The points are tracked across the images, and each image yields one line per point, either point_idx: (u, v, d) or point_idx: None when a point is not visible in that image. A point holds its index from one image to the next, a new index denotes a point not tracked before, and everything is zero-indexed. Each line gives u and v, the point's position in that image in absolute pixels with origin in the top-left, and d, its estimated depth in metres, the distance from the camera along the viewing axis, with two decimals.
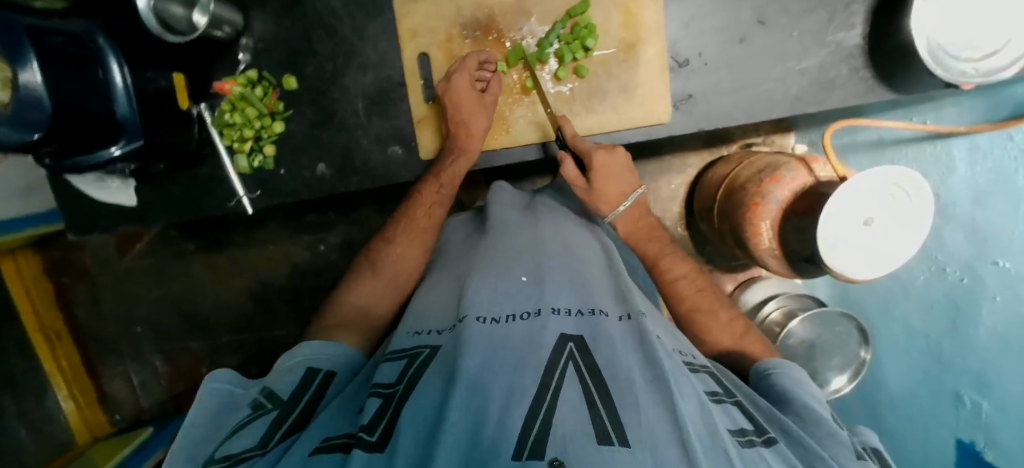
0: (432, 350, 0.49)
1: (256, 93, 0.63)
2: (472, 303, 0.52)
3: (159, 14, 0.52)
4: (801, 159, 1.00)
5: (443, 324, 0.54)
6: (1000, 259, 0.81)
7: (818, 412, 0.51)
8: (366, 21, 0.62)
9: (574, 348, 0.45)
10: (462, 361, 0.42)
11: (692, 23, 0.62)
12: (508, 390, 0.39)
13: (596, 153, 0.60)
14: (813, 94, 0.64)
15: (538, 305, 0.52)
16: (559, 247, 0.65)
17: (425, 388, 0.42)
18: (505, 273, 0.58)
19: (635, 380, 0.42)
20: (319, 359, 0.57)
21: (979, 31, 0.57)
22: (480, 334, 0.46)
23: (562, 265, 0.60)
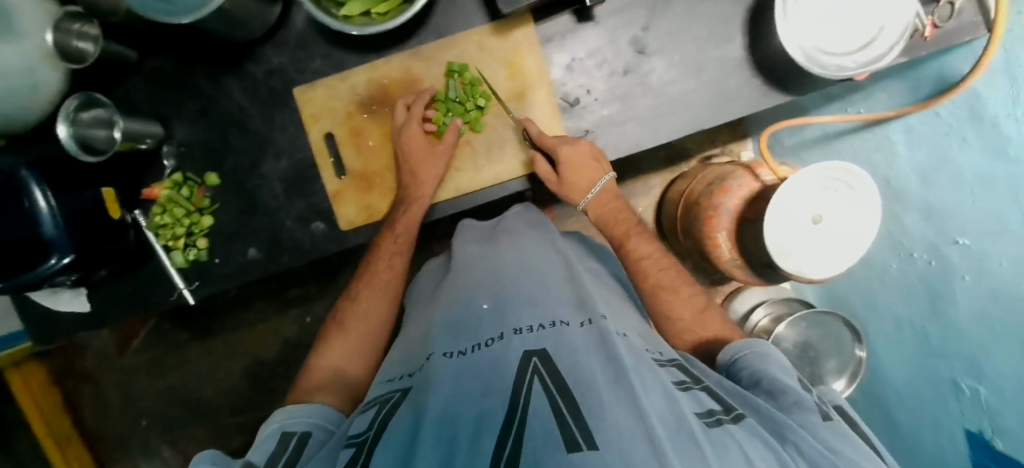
0: (403, 392, 0.45)
1: (182, 194, 0.67)
2: (438, 340, 0.50)
3: (80, 137, 0.59)
4: (744, 167, 0.99)
5: (414, 364, 0.50)
6: (959, 237, 0.76)
7: (785, 383, 0.47)
8: (274, 112, 0.66)
9: (540, 362, 0.41)
10: (428, 399, 0.39)
11: (574, 63, 0.64)
12: (477, 417, 0.36)
13: (561, 147, 0.61)
14: (709, 110, 0.64)
15: (501, 330, 0.48)
16: (524, 265, 0.60)
17: (396, 423, 0.39)
18: (466, 303, 0.54)
19: (598, 378, 0.38)
20: (294, 420, 0.50)
21: (851, 25, 0.58)
22: (445, 370, 0.43)
23: (527, 282, 0.56)
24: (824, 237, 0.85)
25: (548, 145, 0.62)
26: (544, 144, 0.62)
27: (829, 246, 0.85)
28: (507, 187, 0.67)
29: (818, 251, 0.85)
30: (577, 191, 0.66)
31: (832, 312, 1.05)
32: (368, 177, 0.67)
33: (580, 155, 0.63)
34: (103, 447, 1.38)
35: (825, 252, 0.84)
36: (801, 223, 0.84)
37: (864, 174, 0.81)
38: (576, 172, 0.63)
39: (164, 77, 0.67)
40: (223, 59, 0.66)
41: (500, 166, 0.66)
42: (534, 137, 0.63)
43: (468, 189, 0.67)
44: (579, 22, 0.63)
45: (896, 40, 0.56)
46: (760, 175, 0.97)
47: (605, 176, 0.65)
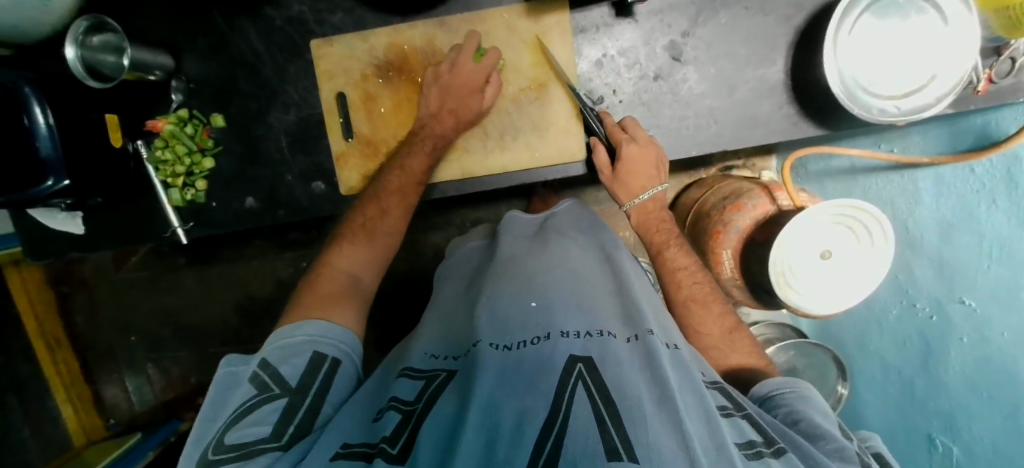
0: (449, 374, 0.45)
1: (186, 131, 0.65)
2: (485, 329, 0.47)
3: (89, 62, 0.57)
4: (762, 186, 0.93)
5: (460, 348, 0.49)
6: (965, 296, 0.75)
7: (825, 428, 0.43)
8: (288, 63, 0.64)
9: (584, 369, 0.38)
10: (473, 388, 0.38)
11: (605, 60, 0.61)
12: (518, 413, 0.35)
13: (627, 145, 0.58)
14: (735, 131, 0.62)
15: (547, 329, 0.45)
16: (570, 265, 0.56)
17: (439, 408, 0.38)
18: (511, 297, 0.51)
19: (642, 395, 0.36)
20: (325, 342, 0.49)
21: (901, 67, 0.54)
22: (490, 364, 0.41)
23: (576, 285, 0.53)
24: (833, 272, 0.82)
25: (615, 140, 0.59)
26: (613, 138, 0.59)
27: (841, 284, 0.82)
28: (515, 177, 0.65)
29: (830, 289, 0.82)
30: (630, 193, 0.62)
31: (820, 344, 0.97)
32: (372, 144, 0.64)
33: (644, 158, 0.59)
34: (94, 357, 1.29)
35: (835, 285, 0.82)
36: (810, 257, 0.81)
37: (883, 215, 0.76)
38: (632, 172, 0.60)
39: (179, 8, 0.64)
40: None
41: (510, 155, 0.63)
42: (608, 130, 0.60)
43: (473, 172, 0.64)
44: (616, 17, 0.60)
45: (944, 93, 0.53)
46: (778, 197, 0.90)
47: (660, 186, 0.61)
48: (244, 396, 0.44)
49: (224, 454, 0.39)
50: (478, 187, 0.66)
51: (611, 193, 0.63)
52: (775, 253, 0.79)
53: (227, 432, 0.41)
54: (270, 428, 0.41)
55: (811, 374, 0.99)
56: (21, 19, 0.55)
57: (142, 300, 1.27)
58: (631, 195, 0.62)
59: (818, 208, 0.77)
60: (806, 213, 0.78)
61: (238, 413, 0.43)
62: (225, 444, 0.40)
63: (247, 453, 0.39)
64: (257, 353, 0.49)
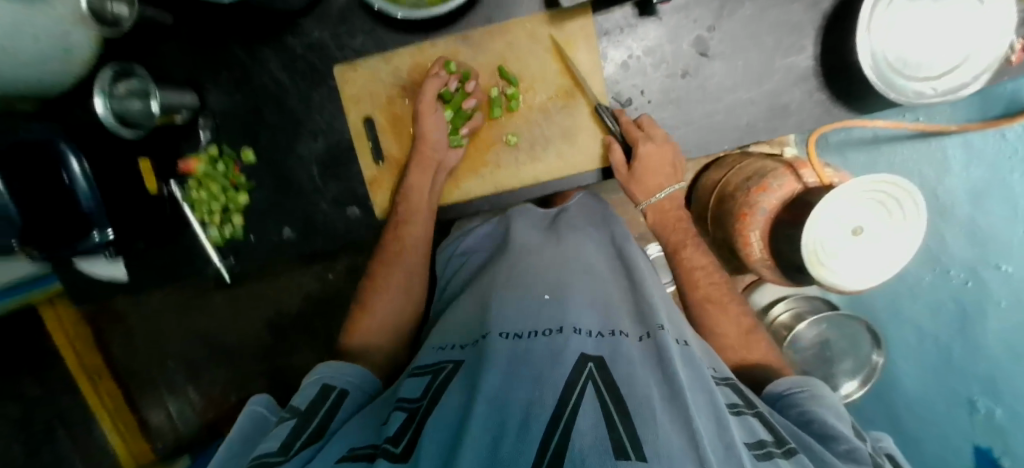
0: (455, 366, 0.43)
1: (218, 170, 0.66)
2: (498, 318, 0.45)
3: (121, 113, 0.57)
4: (788, 165, 0.90)
5: (467, 337, 0.48)
6: (1001, 262, 0.76)
7: (838, 428, 0.43)
8: (312, 91, 0.64)
9: (594, 368, 0.36)
10: (481, 381, 0.36)
11: (630, 62, 0.60)
12: (526, 406, 0.33)
13: (642, 144, 0.57)
14: (765, 122, 0.61)
15: (560, 322, 0.42)
16: (580, 260, 0.55)
17: (446, 403, 0.37)
18: (524, 290, 0.49)
19: (653, 395, 0.34)
20: (334, 375, 0.50)
21: (937, 45, 0.53)
22: (500, 354, 0.39)
23: (587, 279, 0.51)
24: (863, 248, 0.81)
25: (632, 139, 0.58)
26: (628, 135, 0.59)
27: (875, 258, 0.82)
28: (544, 187, 0.65)
29: (863, 264, 0.82)
30: (644, 191, 0.60)
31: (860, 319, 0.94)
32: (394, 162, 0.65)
33: (660, 155, 0.58)
34: (132, 385, 1.30)
35: (863, 261, 0.82)
36: (841, 232, 0.80)
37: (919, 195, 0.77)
38: (648, 171, 0.58)
39: (199, 45, 0.64)
40: (259, 30, 0.62)
41: (541, 166, 0.63)
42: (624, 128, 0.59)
43: (506, 185, 0.65)
44: (639, 16, 0.59)
45: (981, 71, 0.52)
46: (804, 175, 0.88)
47: (677, 184, 0.59)
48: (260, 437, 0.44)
49: None
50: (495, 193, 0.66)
51: (626, 191, 0.61)
52: (810, 229, 0.77)
53: None
54: (279, 441, 0.40)
55: (843, 346, 0.98)
56: (49, 70, 0.55)
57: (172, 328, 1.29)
58: (649, 193, 0.60)
59: (860, 180, 0.76)
60: (836, 193, 0.77)
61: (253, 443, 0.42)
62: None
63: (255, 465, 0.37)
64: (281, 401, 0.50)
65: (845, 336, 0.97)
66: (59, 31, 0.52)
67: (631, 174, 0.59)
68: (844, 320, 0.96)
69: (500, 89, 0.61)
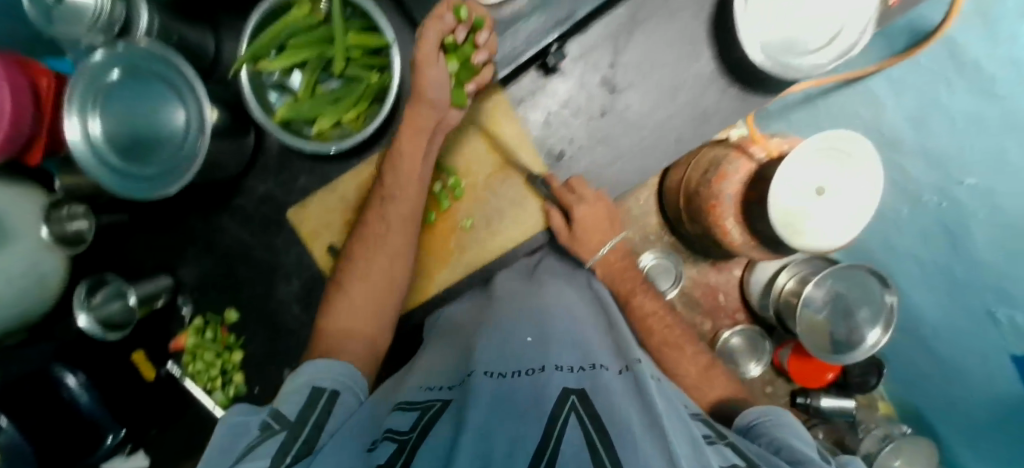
0: (443, 404, 0.44)
1: (208, 336, 0.68)
2: (481, 360, 0.48)
3: (103, 319, 0.60)
4: (737, 148, 0.95)
5: (454, 379, 0.49)
6: (965, 177, 0.77)
7: (805, 452, 0.42)
8: (274, 237, 0.67)
9: (577, 400, 0.38)
10: (467, 415, 0.38)
11: (551, 117, 0.64)
12: (513, 439, 0.34)
13: (578, 206, 0.61)
14: (692, 130, 0.64)
15: (543, 362, 0.45)
16: (557, 303, 0.58)
17: (437, 436, 0.37)
18: (509, 334, 0.52)
19: (634, 424, 0.35)
20: (324, 378, 0.48)
21: (812, 25, 0.58)
22: (483, 390, 0.41)
23: (562, 317, 0.54)
24: (830, 206, 0.84)
25: (567, 203, 0.61)
26: (563, 201, 0.62)
27: (842, 214, 0.84)
28: (511, 257, 0.67)
29: (827, 223, 0.83)
30: (588, 249, 0.64)
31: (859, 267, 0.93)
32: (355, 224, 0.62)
33: (596, 214, 0.62)
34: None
35: (830, 220, 0.83)
36: (800, 196, 0.83)
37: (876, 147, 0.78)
38: (586, 229, 0.62)
39: (162, 229, 0.68)
40: (211, 199, 0.66)
41: (502, 238, 0.65)
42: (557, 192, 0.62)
43: (475, 266, 0.66)
44: (546, 75, 0.63)
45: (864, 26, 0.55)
46: (754, 153, 0.93)
47: (614, 237, 0.64)
48: (243, 443, 0.40)
49: None
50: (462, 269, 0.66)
51: (571, 250, 0.65)
52: (773, 191, 0.80)
53: None
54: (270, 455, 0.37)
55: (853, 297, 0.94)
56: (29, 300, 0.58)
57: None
58: (592, 247, 0.65)
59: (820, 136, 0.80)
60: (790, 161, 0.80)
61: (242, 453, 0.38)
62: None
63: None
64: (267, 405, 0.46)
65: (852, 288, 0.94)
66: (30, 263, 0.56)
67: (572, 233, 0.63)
68: (846, 270, 0.94)
69: (441, 186, 0.65)
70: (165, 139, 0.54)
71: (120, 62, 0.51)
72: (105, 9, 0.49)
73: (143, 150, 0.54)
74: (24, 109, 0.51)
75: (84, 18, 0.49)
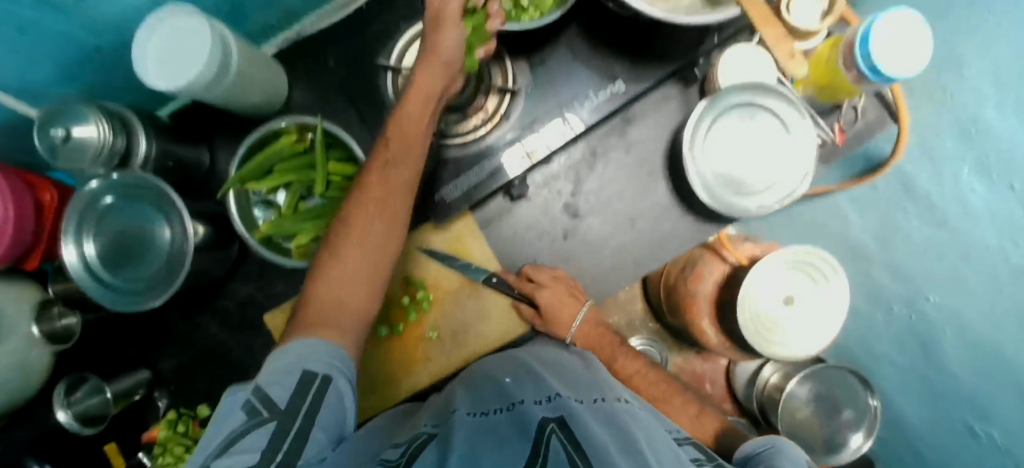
0: (429, 434, 0.45)
1: (179, 431, 0.68)
2: (463, 403, 0.51)
3: (84, 414, 0.63)
4: (710, 250, 0.97)
5: (438, 417, 0.51)
6: (930, 294, 0.78)
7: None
8: (251, 339, 0.70)
9: (555, 425, 0.41)
10: (453, 442, 0.40)
11: (517, 239, 0.68)
12: (498, 460, 0.37)
13: (539, 291, 0.62)
14: (649, 255, 0.68)
15: (513, 399, 0.49)
16: (536, 357, 0.61)
17: (424, 456, 0.39)
18: (491, 381, 0.56)
19: (608, 445, 0.38)
20: (315, 359, 0.42)
21: (758, 162, 0.61)
22: (465, 427, 0.44)
23: (535, 364, 0.59)
24: (805, 314, 0.85)
25: (528, 291, 0.63)
26: (525, 291, 0.64)
27: (815, 323, 0.85)
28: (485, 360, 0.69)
29: (803, 330, 0.85)
30: (562, 325, 0.65)
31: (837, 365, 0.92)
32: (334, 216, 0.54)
33: (557, 295, 0.63)
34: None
35: (805, 329, 0.85)
36: (773, 313, 0.84)
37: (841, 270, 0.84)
38: (554, 312, 0.63)
39: (149, 326, 0.72)
40: (196, 301, 0.70)
41: (467, 350, 0.68)
42: (517, 284, 0.65)
43: (440, 375, 0.68)
44: (512, 201, 0.67)
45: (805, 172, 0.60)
46: (727, 257, 0.95)
47: (584, 309, 0.64)
48: (233, 426, 0.37)
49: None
50: (444, 355, 0.68)
51: (548, 331, 0.67)
52: (742, 304, 0.83)
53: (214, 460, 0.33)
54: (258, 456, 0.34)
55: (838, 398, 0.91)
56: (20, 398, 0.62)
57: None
58: (564, 328, 0.65)
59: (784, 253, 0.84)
60: (756, 271, 0.84)
61: (224, 443, 0.35)
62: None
63: None
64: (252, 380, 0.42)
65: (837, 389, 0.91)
66: (22, 364, 0.60)
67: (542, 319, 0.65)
68: (829, 371, 0.93)
69: (410, 296, 0.68)
70: (152, 253, 0.58)
71: (113, 192, 0.57)
72: (107, 143, 0.53)
73: (133, 263, 0.58)
74: (26, 225, 0.57)
75: (86, 152, 0.53)
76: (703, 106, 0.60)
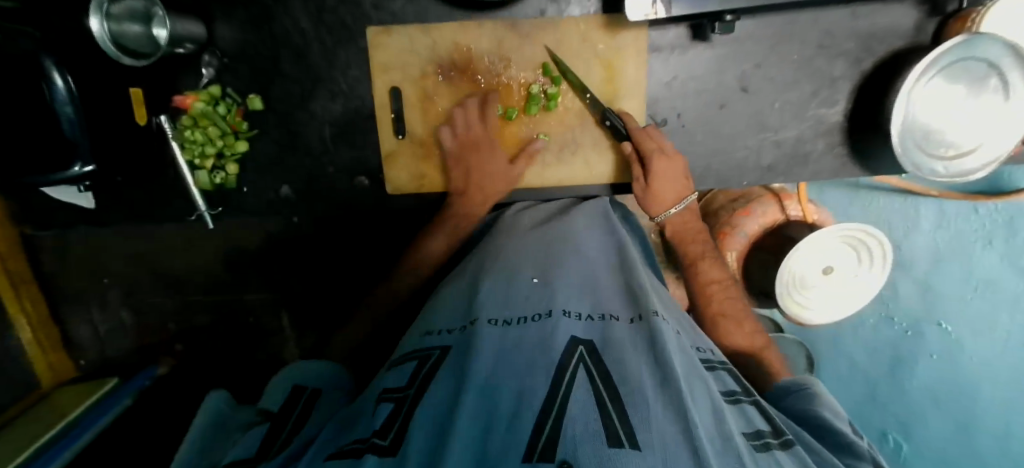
0: (443, 354, 0.39)
1: (219, 112, 0.60)
2: (484, 304, 0.43)
3: (116, 37, 0.48)
4: (773, 192, 0.83)
5: (456, 323, 0.44)
6: (946, 322, 0.79)
7: (833, 427, 0.43)
8: (337, 47, 0.60)
9: (585, 352, 0.36)
10: (470, 364, 0.34)
11: (674, 82, 0.60)
12: (517, 394, 0.32)
13: (655, 158, 0.58)
14: (785, 166, 0.63)
15: (549, 306, 0.41)
16: (577, 242, 0.52)
17: (436, 389, 0.34)
18: (515, 272, 0.48)
19: (645, 381, 0.33)
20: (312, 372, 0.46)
21: (960, 127, 0.56)
22: (488, 339, 0.37)
23: (576, 257, 0.49)
24: (827, 288, 0.84)
25: (645, 149, 0.58)
26: (641, 145, 0.58)
27: (835, 299, 0.84)
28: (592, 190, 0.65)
29: (826, 299, 0.84)
30: (662, 204, 0.60)
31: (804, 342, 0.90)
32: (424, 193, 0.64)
33: (673, 168, 0.59)
34: (61, 302, 0.82)
35: (830, 299, 0.84)
36: (811, 274, 0.83)
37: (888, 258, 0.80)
38: (664, 183, 0.59)
39: None
40: None
41: (565, 170, 0.63)
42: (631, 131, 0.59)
43: (526, 183, 0.64)
44: (692, 39, 0.59)
45: (995, 156, 0.55)
46: (787, 206, 0.82)
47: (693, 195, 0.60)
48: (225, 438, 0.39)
49: None
50: (545, 158, 0.63)
51: (643, 203, 0.61)
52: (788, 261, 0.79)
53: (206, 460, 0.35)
54: (251, 446, 0.36)
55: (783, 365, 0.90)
56: None
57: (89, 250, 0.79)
58: (664, 206, 0.60)
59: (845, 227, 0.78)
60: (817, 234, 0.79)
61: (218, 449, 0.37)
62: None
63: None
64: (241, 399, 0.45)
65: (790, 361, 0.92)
66: None
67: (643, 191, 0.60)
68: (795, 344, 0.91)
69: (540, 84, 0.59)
70: None
71: None
72: None
73: None
74: None
75: None
76: (952, 45, 0.51)
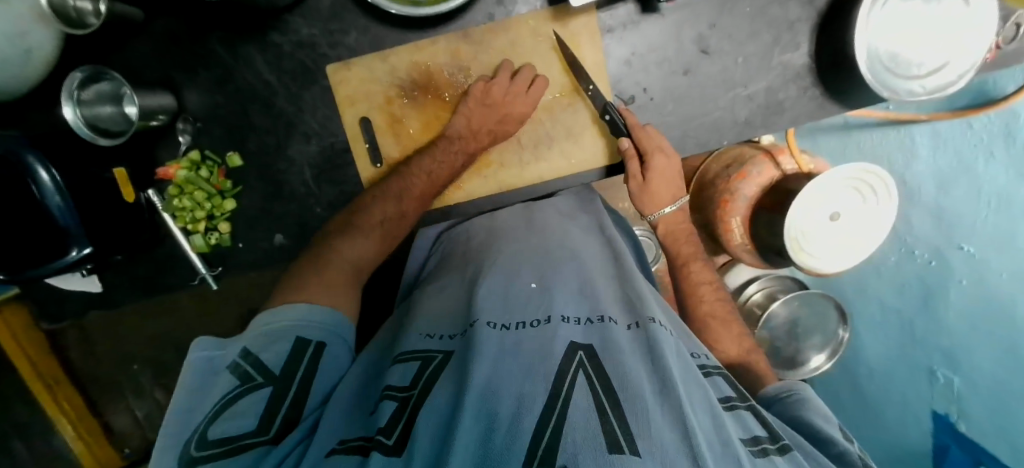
0: (445, 355, 0.40)
1: (201, 175, 0.62)
2: (484, 308, 0.43)
3: (91, 120, 0.52)
4: (765, 151, 0.83)
5: (455, 327, 0.44)
6: (965, 243, 0.70)
7: (826, 433, 0.43)
8: (302, 90, 0.62)
9: (585, 357, 0.35)
10: (472, 370, 0.34)
11: (633, 59, 0.61)
12: (518, 398, 0.32)
13: (656, 155, 0.59)
14: (762, 118, 0.63)
15: (548, 313, 0.42)
16: (570, 246, 0.54)
17: (436, 394, 0.34)
18: (513, 277, 0.48)
19: (644, 385, 0.33)
20: (307, 324, 0.44)
21: (929, 44, 0.55)
22: (489, 343, 0.37)
23: (572, 262, 0.51)
24: (834, 236, 0.81)
25: (645, 147, 0.58)
26: (641, 142, 0.59)
27: (844, 245, 0.81)
28: (584, 177, 0.66)
29: (835, 247, 0.81)
30: (654, 204, 0.62)
31: (827, 294, 0.87)
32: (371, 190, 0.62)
33: (669, 170, 0.60)
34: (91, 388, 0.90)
35: (836, 247, 0.81)
36: (816, 221, 0.78)
37: (893, 201, 0.77)
38: (663, 180, 0.60)
39: (173, 39, 0.60)
40: (243, 25, 0.59)
41: (545, 165, 0.64)
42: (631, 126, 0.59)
43: (510, 185, 0.65)
44: (642, 13, 0.59)
45: (969, 67, 0.54)
46: (782, 162, 0.83)
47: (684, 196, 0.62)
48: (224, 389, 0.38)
49: (209, 451, 0.34)
50: (524, 157, 0.64)
51: (637, 197, 0.62)
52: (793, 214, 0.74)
53: (211, 425, 0.35)
54: (256, 418, 0.36)
55: (811, 323, 0.91)
56: (19, 84, 0.51)
57: (115, 338, 0.88)
58: (658, 206, 0.63)
59: (850, 168, 0.74)
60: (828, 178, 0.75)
61: (222, 405, 0.37)
62: (216, 443, 0.34)
63: (233, 448, 0.34)
64: (236, 338, 0.43)
65: (814, 318, 0.90)
66: (21, 51, 0.47)
67: (643, 185, 0.61)
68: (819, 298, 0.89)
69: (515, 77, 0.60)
70: None
71: None
72: None
73: None
74: None
75: None
76: None
